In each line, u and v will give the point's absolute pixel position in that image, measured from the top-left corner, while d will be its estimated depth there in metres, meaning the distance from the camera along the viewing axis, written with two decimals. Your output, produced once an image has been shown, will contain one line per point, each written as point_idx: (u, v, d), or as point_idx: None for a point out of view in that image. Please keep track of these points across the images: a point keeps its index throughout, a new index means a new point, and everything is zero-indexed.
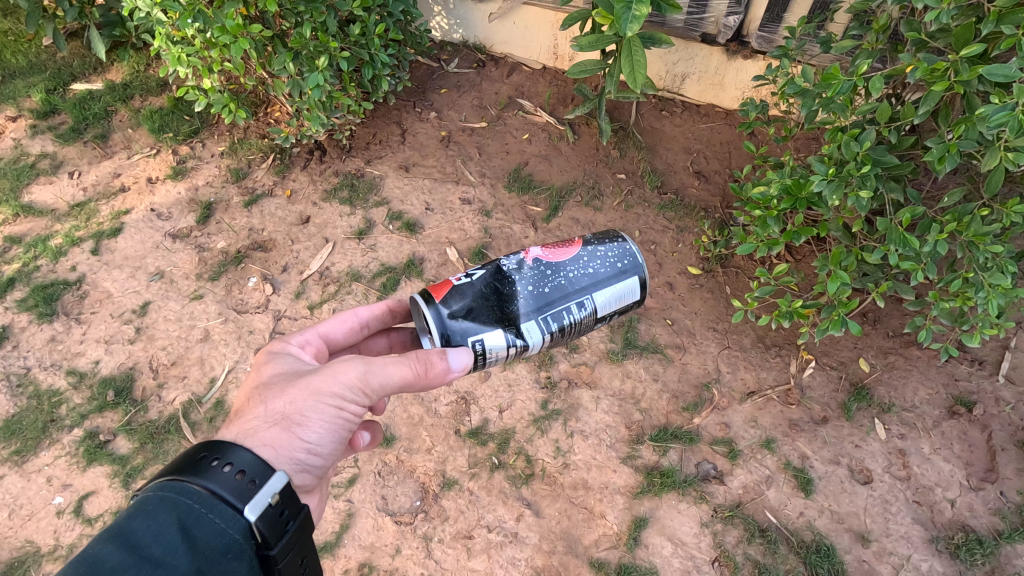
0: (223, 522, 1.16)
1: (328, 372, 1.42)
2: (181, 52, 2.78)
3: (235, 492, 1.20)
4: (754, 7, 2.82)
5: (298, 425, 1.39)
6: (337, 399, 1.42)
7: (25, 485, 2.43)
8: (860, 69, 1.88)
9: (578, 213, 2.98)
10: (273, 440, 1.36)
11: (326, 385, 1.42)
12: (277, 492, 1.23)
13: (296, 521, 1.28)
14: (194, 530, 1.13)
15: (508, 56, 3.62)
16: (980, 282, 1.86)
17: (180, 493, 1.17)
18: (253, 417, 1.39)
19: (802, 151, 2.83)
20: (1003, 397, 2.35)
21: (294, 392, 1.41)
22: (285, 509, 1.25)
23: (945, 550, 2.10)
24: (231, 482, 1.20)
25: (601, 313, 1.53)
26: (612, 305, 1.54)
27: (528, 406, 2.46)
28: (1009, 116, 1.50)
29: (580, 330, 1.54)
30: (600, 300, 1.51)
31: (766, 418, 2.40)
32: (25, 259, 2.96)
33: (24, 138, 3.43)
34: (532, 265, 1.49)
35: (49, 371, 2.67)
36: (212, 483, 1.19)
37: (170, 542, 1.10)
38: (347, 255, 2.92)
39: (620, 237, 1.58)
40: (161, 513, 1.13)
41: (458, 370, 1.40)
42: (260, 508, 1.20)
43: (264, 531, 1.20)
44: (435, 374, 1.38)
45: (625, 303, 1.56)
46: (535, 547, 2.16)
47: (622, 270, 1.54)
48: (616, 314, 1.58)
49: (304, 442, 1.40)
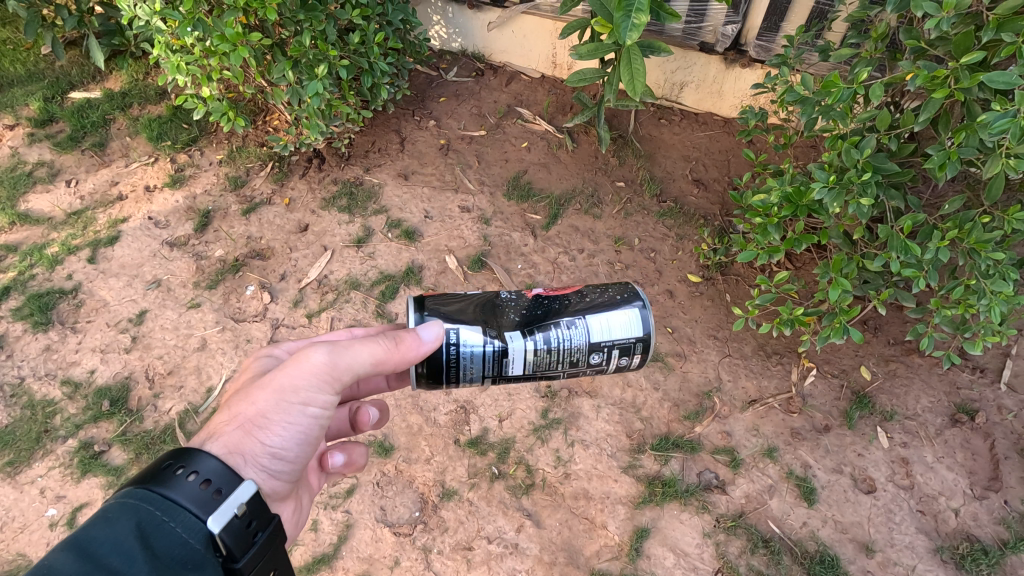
0: (185, 532, 1.15)
1: (290, 368, 1.44)
2: (181, 60, 2.77)
3: (201, 502, 1.19)
4: (751, 16, 2.84)
5: (262, 427, 1.41)
6: (300, 395, 1.44)
7: (17, 497, 2.39)
8: (861, 76, 1.86)
9: (578, 221, 2.98)
10: (237, 443, 1.37)
11: (291, 382, 1.43)
12: (243, 502, 1.22)
13: (264, 533, 1.27)
14: (154, 540, 1.12)
15: (507, 65, 3.64)
16: (983, 289, 1.86)
17: (144, 499, 1.16)
18: (219, 424, 1.41)
19: (801, 159, 2.85)
20: (1004, 405, 2.36)
21: (259, 394, 1.43)
22: (252, 519, 1.24)
23: (951, 560, 2.08)
24: (196, 491, 1.19)
25: (596, 344, 1.55)
26: (607, 334, 1.55)
27: (529, 416, 2.44)
28: (1011, 124, 1.50)
29: (571, 356, 1.55)
30: (594, 325, 1.55)
31: (768, 427, 2.38)
32: (21, 268, 2.94)
33: (21, 146, 3.42)
34: (532, 294, 1.63)
35: (44, 381, 2.64)
36: (178, 491, 1.18)
37: (127, 552, 1.08)
38: (345, 263, 2.91)
39: (631, 287, 1.64)
40: (121, 521, 1.12)
41: (431, 344, 1.44)
42: (223, 518, 1.18)
43: (229, 543, 1.19)
44: (403, 351, 1.41)
45: (623, 336, 1.56)
46: (536, 559, 2.13)
47: (620, 302, 1.59)
48: (615, 351, 1.56)
49: (268, 445, 1.42)
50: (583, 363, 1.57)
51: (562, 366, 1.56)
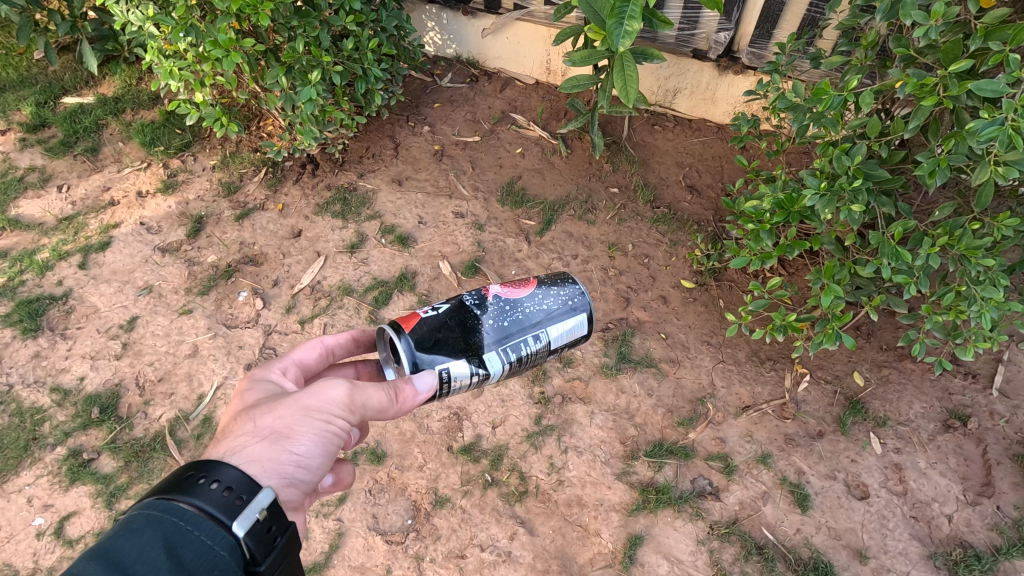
0: (209, 539, 1.12)
1: (316, 389, 1.47)
2: (174, 66, 2.76)
3: (224, 509, 1.17)
4: (744, 24, 2.84)
5: (287, 438, 1.40)
6: (325, 415, 1.45)
7: (4, 506, 2.36)
8: (850, 84, 1.88)
9: (572, 226, 2.98)
10: (260, 455, 1.36)
11: (313, 400, 1.45)
12: (265, 507, 1.21)
13: (284, 537, 1.25)
14: (181, 550, 1.09)
15: (501, 71, 3.66)
16: (973, 295, 1.86)
17: (167, 511, 1.13)
18: (241, 434, 1.39)
19: (793, 165, 2.87)
20: (997, 410, 2.37)
21: (280, 408, 1.43)
22: (272, 524, 1.23)
23: (944, 566, 2.08)
24: (219, 499, 1.18)
25: (555, 344, 1.65)
26: (563, 336, 1.66)
27: (522, 422, 2.43)
28: (999, 130, 1.50)
29: (534, 361, 1.66)
30: (554, 333, 1.63)
31: (762, 433, 2.38)
32: (11, 273, 2.91)
33: (12, 151, 3.40)
34: (493, 300, 1.61)
35: (33, 388, 2.61)
36: (202, 500, 1.16)
37: (154, 561, 1.05)
38: (339, 269, 2.90)
39: (571, 278, 1.70)
40: (147, 532, 1.08)
41: (426, 393, 1.50)
42: (247, 522, 1.17)
43: (252, 547, 1.18)
44: (405, 400, 1.48)
45: (574, 336, 1.69)
46: (529, 567, 2.12)
47: (573, 307, 1.66)
48: (568, 347, 1.70)
49: (292, 455, 1.39)
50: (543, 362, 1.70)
51: (526, 368, 1.68)
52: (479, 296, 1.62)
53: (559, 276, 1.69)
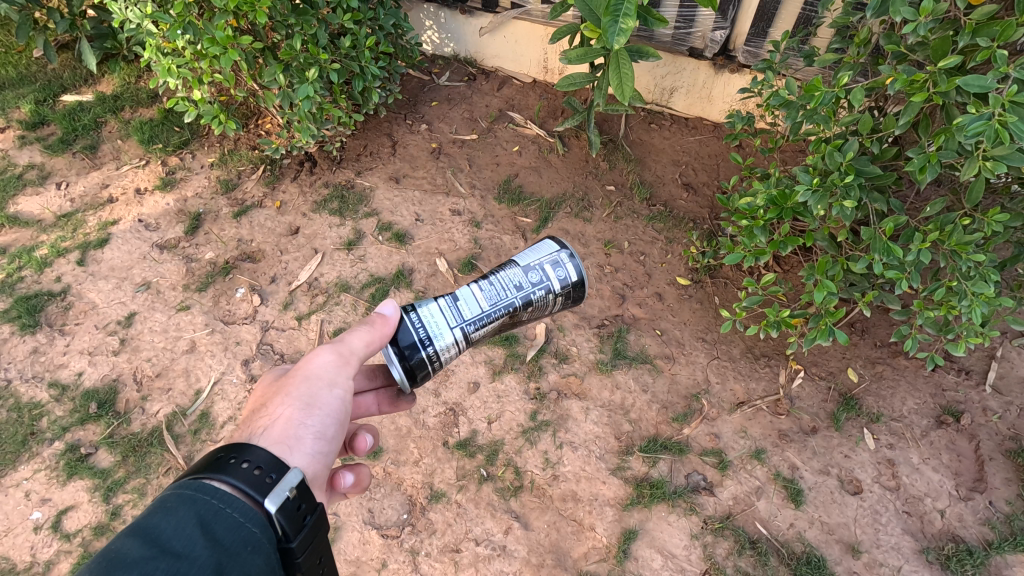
0: (242, 516, 1.13)
1: (308, 361, 1.50)
2: (172, 63, 2.78)
3: (254, 488, 1.19)
4: (740, 22, 2.86)
5: (300, 412, 1.42)
6: (325, 380, 1.48)
7: (2, 500, 2.37)
8: (842, 80, 1.89)
9: (568, 224, 2.99)
10: (281, 433, 1.37)
11: (309, 371, 1.48)
12: (294, 485, 1.23)
13: (313, 516, 1.26)
14: (216, 526, 1.09)
15: (499, 69, 3.67)
16: (964, 290, 1.87)
17: (199, 490, 1.14)
18: (257, 424, 1.40)
19: (789, 163, 2.89)
20: (990, 407, 2.38)
21: (283, 389, 1.46)
22: (302, 502, 1.24)
23: (936, 561, 2.09)
24: (250, 477, 1.20)
25: (526, 265, 1.60)
26: (532, 257, 1.61)
27: (517, 418, 2.44)
28: (986, 125, 1.52)
29: (511, 284, 1.57)
30: (519, 258, 1.62)
31: (755, 429, 2.39)
32: (9, 270, 2.92)
33: (11, 149, 3.42)
34: None
35: (31, 384, 2.62)
36: (234, 480, 1.18)
37: (190, 536, 1.06)
38: (335, 266, 2.92)
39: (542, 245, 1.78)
40: (181, 509, 1.09)
41: (395, 314, 1.51)
42: (279, 498, 1.19)
43: (284, 524, 1.19)
44: (383, 327, 1.49)
45: (546, 253, 1.61)
46: (524, 561, 2.13)
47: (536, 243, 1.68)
48: (546, 265, 1.59)
49: (309, 428, 1.42)
50: (527, 284, 1.57)
51: (511, 296, 1.56)
52: None
53: None
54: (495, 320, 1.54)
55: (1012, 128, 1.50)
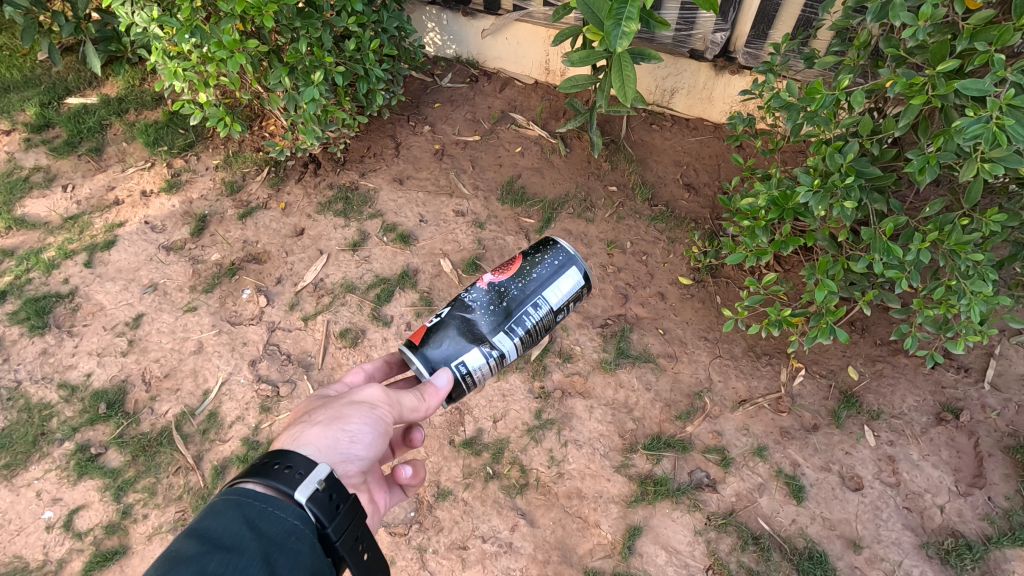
0: (282, 511, 1.18)
1: (361, 388, 1.55)
2: (178, 67, 2.80)
3: (287, 485, 1.23)
4: (740, 24, 2.89)
5: (340, 420, 1.45)
6: (370, 401, 1.50)
7: (14, 500, 2.40)
8: (843, 83, 1.92)
9: (571, 224, 3.02)
10: (316, 436, 1.41)
11: (358, 394, 1.53)
12: (323, 477, 1.25)
13: (347, 504, 1.28)
14: (260, 522, 1.15)
15: (501, 71, 3.70)
16: (963, 289, 1.90)
17: (241, 494, 1.20)
18: (302, 427, 1.46)
19: (789, 163, 2.93)
20: (988, 404, 2.42)
21: (331, 404, 1.52)
22: (334, 492, 1.27)
23: (936, 555, 2.12)
24: (283, 476, 1.24)
25: (557, 308, 1.74)
26: (562, 298, 1.75)
27: (522, 416, 2.47)
28: (983, 129, 1.56)
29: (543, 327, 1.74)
30: (551, 297, 1.72)
31: (758, 426, 2.42)
32: (17, 272, 2.95)
33: (17, 151, 3.44)
34: (488, 289, 1.71)
35: (40, 385, 2.65)
36: (268, 480, 1.23)
37: (238, 533, 1.12)
38: (341, 267, 2.94)
39: (553, 241, 1.79)
40: (228, 512, 1.16)
41: (446, 387, 1.59)
42: (309, 490, 1.22)
43: (318, 514, 1.22)
44: (431, 398, 1.56)
45: (573, 292, 1.77)
46: (530, 558, 2.16)
47: (560, 266, 1.74)
48: (569, 303, 1.78)
49: (346, 433, 1.44)
50: (552, 323, 1.77)
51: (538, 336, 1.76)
52: (476, 290, 1.71)
53: (541, 242, 1.78)
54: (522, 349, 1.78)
55: (1010, 130, 1.53)
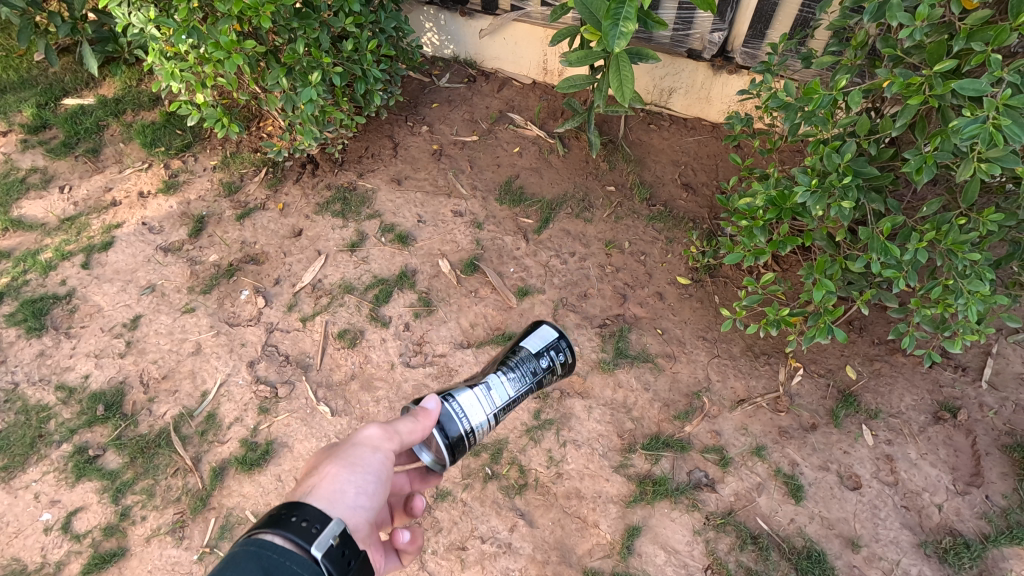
0: (299, 566, 1.18)
1: (358, 432, 1.54)
2: (175, 68, 2.78)
3: (304, 539, 1.23)
4: (738, 24, 2.90)
5: (343, 471, 1.45)
6: (370, 445, 1.51)
7: (12, 502, 2.39)
8: (840, 83, 1.91)
9: (569, 225, 3.02)
10: (322, 489, 1.40)
11: (357, 439, 1.53)
12: (337, 533, 1.26)
13: (357, 562, 1.29)
14: None
15: (498, 71, 3.70)
16: (960, 289, 1.90)
17: (261, 545, 1.19)
18: (307, 481, 1.45)
19: (787, 163, 2.93)
20: (986, 402, 2.42)
21: (333, 454, 1.51)
22: (346, 548, 1.27)
23: (934, 554, 2.13)
24: (300, 530, 1.24)
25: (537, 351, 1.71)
26: (543, 342, 1.73)
27: (521, 417, 2.47)
28: (980, 129, 1.56)
29: (529, 372, 1.68)
30: (530, 342, 1.73)
31: (756, 425, 2.43)
32: (14, 274, 2.94)
33: (14, 152, 3.43)
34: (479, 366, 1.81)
35: (38, 386, 2.65)
36: (286, 533, 1.23)
37: None
38: (339, 267, 2.94)
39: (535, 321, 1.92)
40: (247, 563, 1.15)
41: (437, 409, 1.54)
42: (324, 546, 1.23)
43: (331, 569, 1.22)
44: (426, 419, 1.53)
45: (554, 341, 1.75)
46: (529, 558, 2.16)
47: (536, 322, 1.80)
48: (552, 351, 1.73)
49: (351, 484, 1.44)
50: (538, 366, 1.70)
51: (529, 383, 1.67)
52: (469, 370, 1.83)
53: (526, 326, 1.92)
54: (518, 401, 1.66)
55: (1006, 130, 1.54)
